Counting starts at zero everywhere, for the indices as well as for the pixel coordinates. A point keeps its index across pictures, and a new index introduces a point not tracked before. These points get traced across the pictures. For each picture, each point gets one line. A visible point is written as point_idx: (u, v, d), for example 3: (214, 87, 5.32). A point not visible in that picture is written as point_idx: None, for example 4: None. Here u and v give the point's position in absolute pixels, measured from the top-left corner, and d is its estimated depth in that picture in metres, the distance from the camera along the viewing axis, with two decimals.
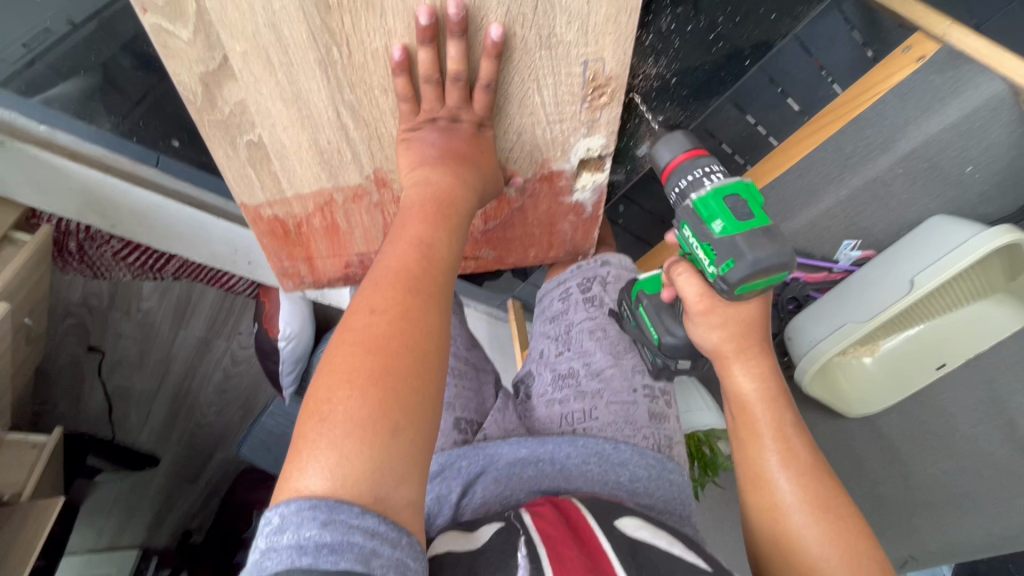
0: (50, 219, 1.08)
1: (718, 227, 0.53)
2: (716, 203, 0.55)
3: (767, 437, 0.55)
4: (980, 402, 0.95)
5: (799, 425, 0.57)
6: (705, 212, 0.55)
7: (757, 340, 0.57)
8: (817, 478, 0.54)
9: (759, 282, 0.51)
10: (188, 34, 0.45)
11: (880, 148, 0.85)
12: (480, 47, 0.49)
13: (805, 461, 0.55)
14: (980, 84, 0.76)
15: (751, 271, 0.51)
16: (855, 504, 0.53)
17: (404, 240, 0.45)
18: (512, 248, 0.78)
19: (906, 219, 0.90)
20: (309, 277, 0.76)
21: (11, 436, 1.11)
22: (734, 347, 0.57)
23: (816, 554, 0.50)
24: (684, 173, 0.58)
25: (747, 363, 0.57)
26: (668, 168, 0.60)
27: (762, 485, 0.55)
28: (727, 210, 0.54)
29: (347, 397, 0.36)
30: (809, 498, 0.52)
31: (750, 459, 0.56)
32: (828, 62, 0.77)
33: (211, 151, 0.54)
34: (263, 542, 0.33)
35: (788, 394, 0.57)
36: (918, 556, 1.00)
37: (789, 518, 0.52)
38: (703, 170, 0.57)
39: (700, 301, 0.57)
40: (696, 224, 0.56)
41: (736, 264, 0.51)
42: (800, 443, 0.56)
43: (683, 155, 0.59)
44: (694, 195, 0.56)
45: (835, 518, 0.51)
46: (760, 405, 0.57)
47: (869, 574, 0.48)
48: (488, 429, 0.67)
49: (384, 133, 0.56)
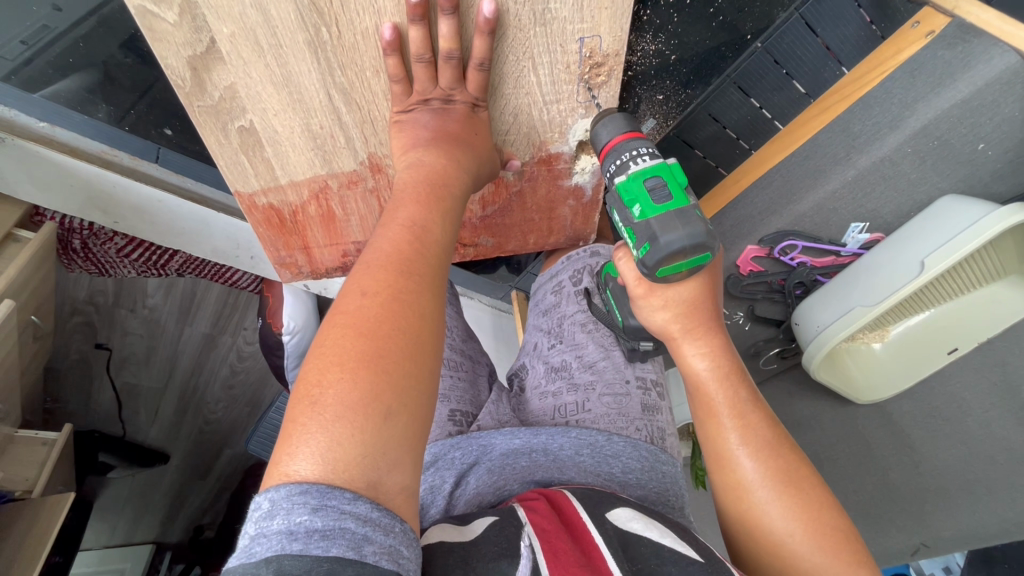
0: (52, 216, 1.09)
1: (636, 211, 0.52)
2: (634, 185, 0.52)
3: (725, 416, 0.54)
4: (993, 387, 0.92)
5: (754, 398, 0.55)
6: (625, 195, 0.53)
7: (706, 317, 0.56)
8: (777, 452, 0.52)
9: (679, 263, 0.51)
10: (174, 16, 0.44)
11: (888, 128, 0.82)
12: (472, 24, 0.48)
13: (765, 435, 0.53)
14: (992, 58, 0.72)
15: (667, 253, 0.50)
16: (816, 473, 0.52)
17: (396, 221, 0.44)
18: (512, 234, 0.77)
19: (914, 201, 0.87)
20: (307, 267, 0.75)
21: (22, 433, 1.12)
22: (682, 328, 0.56)
23: (781, 530, 0.49)
24: (616, 155, 0.54)
25: (698, 342, 0.56)
26: (604, 150, 0.56)
27: (725, 466, 0.53)
28: (646, 192, 0.52)
29: (337, 380, 0.36)
30: (771, 474, 0.51)
31: (711, 439, 0.55)
32: (833, 41, 0.78)
33: (203, 139, 0.53)
34: (253, 528, 0.32)
35: (742, 365, 0.56)
36: (931, 543, 0.98)
37: (754, 497, 0.51)
38: (633, 152, 0.53)
39: (639, 285, 0.56)
40: (620, 207, 0.54)
41: (652, 248, 0.50)
42: (758, 417, 0.54)
43: (619, 138, 0.55)
44: (616, 177, 0.54)
45: (799, 490, 0.50)
46: (715, 384, 0.55)
47: (833, 543, 0.47)
48: (482, 420, 0.66)
49: (377, 117, 0.55)
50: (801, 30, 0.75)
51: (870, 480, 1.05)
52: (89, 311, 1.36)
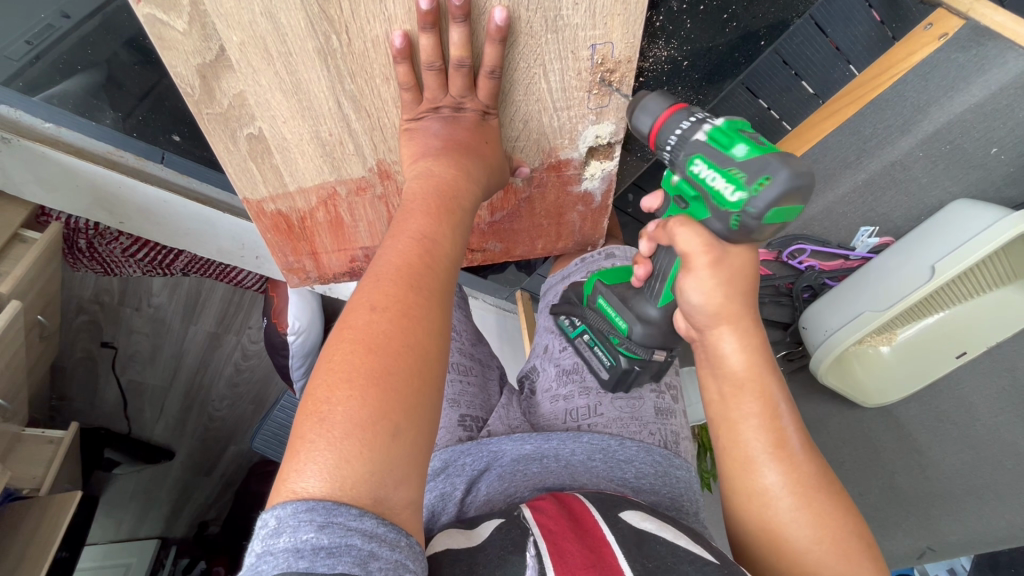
0: (58, 216, 1.09)
1: (740, 151, 0.48)
2: (731, 131, 0.50)
3: (755, 417, 0.52)
4: (1002, 391, 0.92)
5: (785, 399, 0.53)
6: (722, 139, 0.49)
7: (749, 304, 0.53)
8: (804, 457, 0.51)
9: (793, 203, 0.46)
10: (184, 24, 0.43)
11: (899, 131, 0.81)
12: (482, 32, 0.47)
13: (793, 439, 0.52)
14: (1006, 62, 0.71)
15: (787, 186, 0.45)
16: (838, 479, 0.51)
17: (406, 234, 0.43)
18: (519, 239, 0.77)
19: (924, 205, 0.86)
20: (314, 272, 0.75)
21: (29, 432, 1.12)
22: (721, 313, 0.52)
23: (803, 538, 0.48)
24: (679, 119, 0.52)
25: (739, 331, 0.53)
26: (657, 120, 0.53)
27: (750, 470, 0.51)
28: (745, 138, 0.49)
29: (346, 398, 0.35)
30: (798, 481, 0.50)
31: (736, 440, 0.53)
32: (843, 41, 0.76)
33: (211, 146, 0.53)
34: (258, 545, 0.32)
35: (775, 364, 0.54)
36: (938, 546, 0.97)
37: (778, 504, 0.50)
38: (700, 116, 0.52)
39: (709, 250, 0.51)
40: (711, 156, 0.50)
41: (772, 178, 0.45)
42: (786, 420, 0.52)
43: (673, 106, 0.54)
44: (704, 128, 0.51)
45: (824, 500, 0.49)
46: (748, 382, 0.53)
47: (854, 553, 0.47)
48: (493, 425, 0.66)
49: (387, 124, 0.54)
50: (812, 30, 0.75)
51: (875, 483, 1.05)
52: (94, 309, 1.35)
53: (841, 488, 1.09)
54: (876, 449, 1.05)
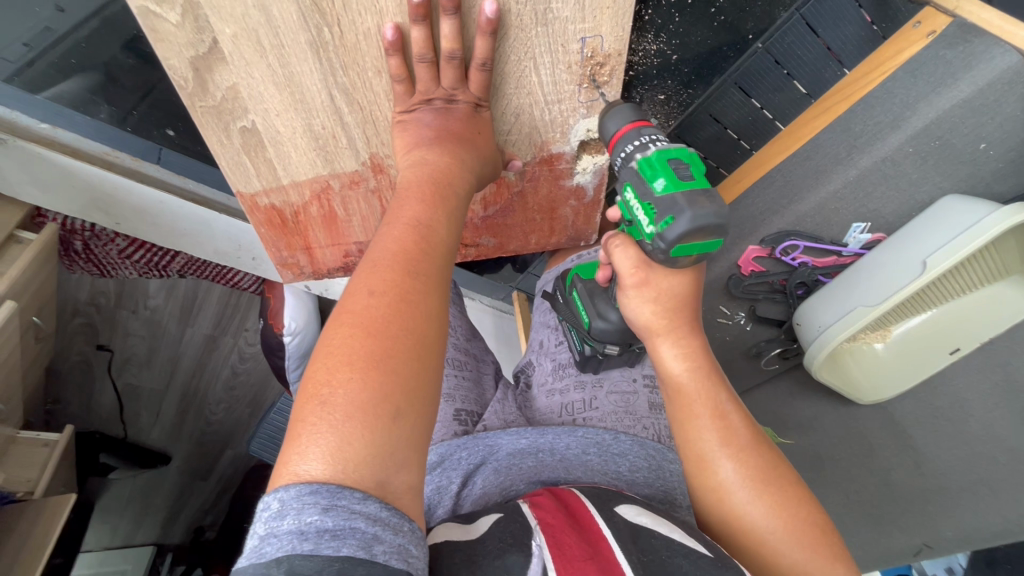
0: (54, 218, 1.09)
1: (659, 185, 0.49)
2: (658, 161, 0.50)
3: (704, 416, 0.53)
4: (995, 387, 0.92)
5: (731, 400, 0.55)
6: (647, 171, 0.51)
7: (684, 317, 0.56)
8: (755, 451, 0.53)
9: (699, 241, 0.48)
10: (176, 17, 0.44)
11: (890, 127, 0.82)
12: (474, 24, 0.48)
13: (743, 435, 0.53)
14: (992, 58, 0.72)
15: (688, 228, 0.47)
16: (791, 470, 0.53)
17: (400, 220, 0.44)
18: (512, 235, 0.77)
19: (916, 201, 0.86)
20: (308, 267, 0.75)
21: (24, 434, 1.11)
22: (664, 324, 0.55)
23: (762, 529, 0.49)
24: (630, 139, 0.53)
25: (677, 341, 0.55)
26: (614, 138, 0.55)
27: (704, 467, 0.52)
28: (671, 170, 0.50)
29: (347, 380, 0.36)
30: (750, 474, 0.51)
31: (688, 440, 0.54)
32: (834, 42, 0.78)
33: (205, 139, 0.54)
34: (262, 528, 0.32)
35: (719, 366, 0.56)
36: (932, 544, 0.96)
37: (734, 497, 0.51)
38: (649, 138, 0.52)
39: (635, 274, 0.54)
40: (638, 186, 0.51)
41: (676, 219, 0.47)
42: (735, 416, 0.54)
43: (629, 124, 0.54)
44: (638, 157, 0.51)
45: (776, 490, 0.51)
46: (693, 385, 0.55)
47: (812, 539, 0.49)
48: (488, 420, 0.66)
49: (379, 117, 0.55)
50: (802, 29, 0.76)
51: (872, 481, 1.05)
52: (91, 312, 1.35)
53: (837, 486, 1.09)
54: (873, 446, 1.05)
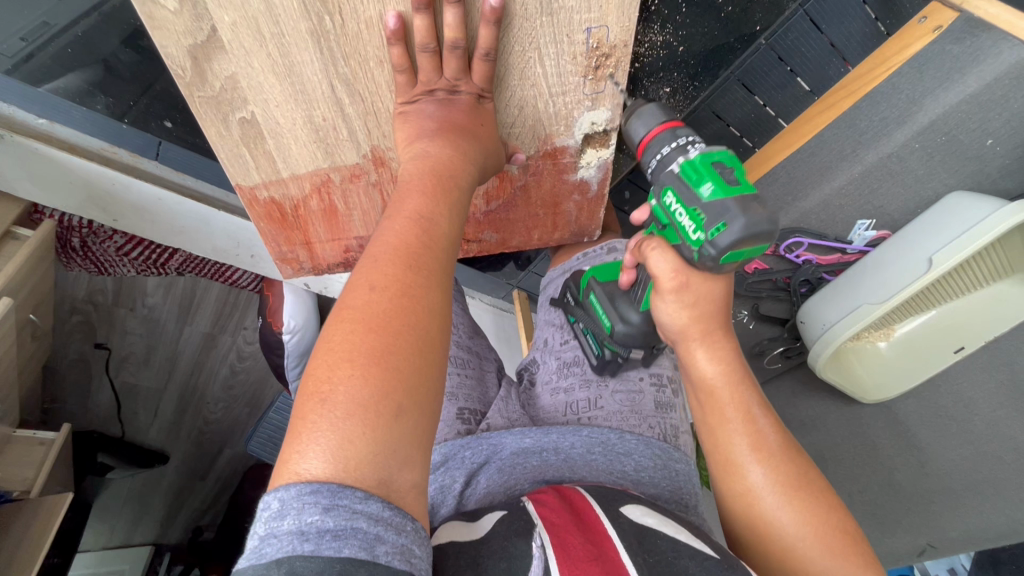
0: (51, 214, 1.08)
1: (706, 190, 0.49)
2: (703, 166, 0.50)
3: (735, 420, 0.53)
4: (1001, 386, 0.91)
5: (761, 403, 0.54)
6: (693, 175, 0.50)
7: (719, 322, 0.55)
8: (787, 457, 0.51)
9: (748, 248, 0.47)
10: (174, 4, 0.43)
11: (895, 123, 0.80)
12: (477, 13, 0.47)
13: (773, 440, 0.52)
14: (1001, 52, 0.71)
15: (741, 235, 0.46)
16: (823, 478, 0.51)
17: (402, 213, 0.43)
18: (515, 230, 0.76)
19: (922, 197, 0.85)
20: (308, 262, 0.74)
21: (20, 433, 1.10)
22: (699, 330, 0.55)
23: (792, 535, 0.48)
24: (664, 142, 0.54)
25: (712, 346, 0.55)
26: (644, 142, 0.55)
27: (734, 472, 0.52)
28: (716, 173, 0.49)
29: (348, 377, 0.35)
30: (781, 479, 0.50)
31: (719, 444, 0.53)
32: (838, 38, 0.79)
33: (203, 130, 0.53)
34: (262, 528, 0.31)
35: (752, 371, 0.55)
36: (938, 544, 0.98)
37: (763, 503, 0.50)
38: (687, 139, 0.53)
39: (672, 278, 0.54)
40: (682, 190, 0.51)
41: (728, 226, 0.46)
42: (766, 420, 0.53)
43: (662, 126, 0.55)
44: (679, 160, 0.52)
45: (807, 496, 0.49)
46: (726, 389, 0.54)
47: (843, 546, 0.47)
48: (491, 419, 0.65)
49: (381, 108, 0.54)
50: (805, 26, 0.75)
51: (875, 481, 1.05)
52: (88, 309, 1.35)
53: (840, 486, 1.08)
54: (876, 446, 1.04)
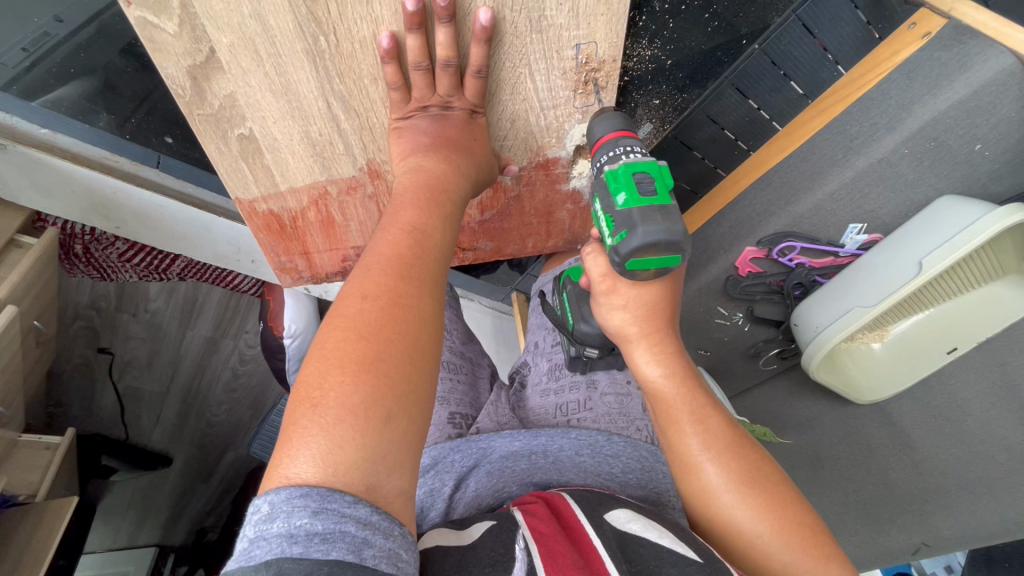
0: (54, 222, 1.09)
1: (620, 200, 0.50)
2: (623, 175, 0.51)
3: (685, 420, 0.54)
4: (993, 386, 0.91)
5: (711, 402, 0.56)
6: (613, 184, 0.51)
7: (660, 321, 0.58)
8: (738, 453, 0.53)
9: (649, 257, 0.49)
10: (174, 27, 0.44)
11: (885, 129, 0.81)
12: (469, 32, 0.48)
13: (726, 438, 0.53)
14: (988, 59, 0.71)
15: (640, 245, 0.48)
16: (778, 471, 0.53)
17: (396, 225, 0.44)
18: (510, 238, 0.78)
19: (912, 201, 0.86)
20: (307, 271, 0.76)
21: (25, 438, 1.12)
22: (638, 330, 0.57)
23: (751, 532, 0.49)
24: (605, 150, 0.54)
25: (653, 346, 0.57)
26: (596, 144, 0.55)
27: (689, 472, 0.53)
28: (633, 184, 0.50)
29: (339, 383, 0.36)
30: (735, 476, 0.51)
31: (672, 445, 0.55)
32: (830, 41, 0.79)
33: (203, 147, 0.54)
34: (252, 531, 0.32)
35: (695, 368, 0.57)
36: (931, 543, 0.99)
37: (720, 501, 0.51)
38: (624, 149, 0.52)
39: (603, 281, 0.58)
40: (604, 197, 0.52)
41: (630, 235, 0.48)
42: (716, 419, 0.55)
43: (612, 133, 0.54)
44: (606, 168, 0.52)
45: (762, 491, 0.50)
46: (670, 388, 0.56)
47: (803, 541, 0.48)
48: (482, 422, 0.66)
49: (376, 123, 0.55)
50: (800, 31, 0.77)
51: (870, 480, 1.06)
52: (91, 315, 1.35)
53: (836, 486, 1.09)
54: (871, 445, 1.05)
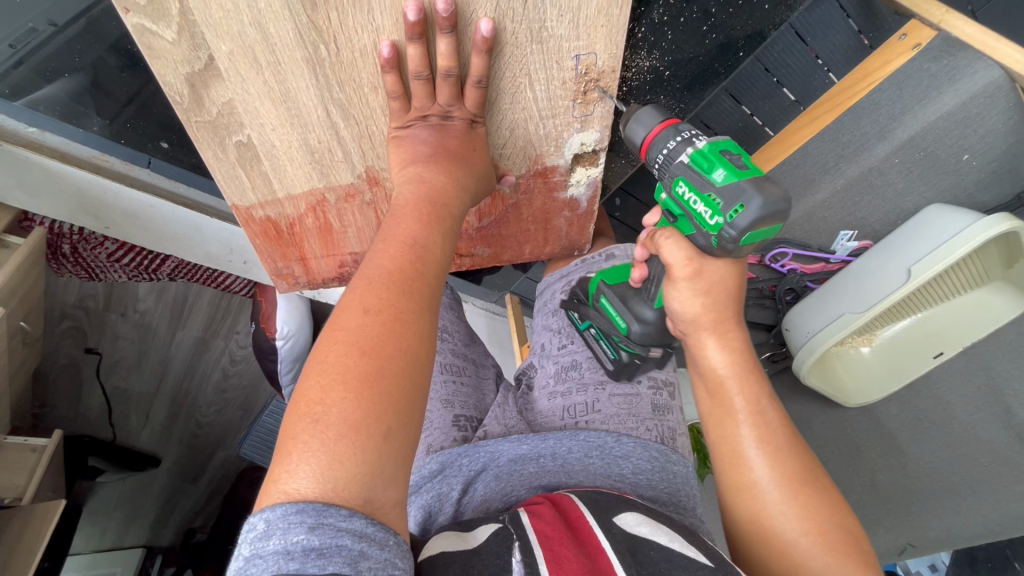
0: (42, 221, 1.07)
1: (719, 175, 0.52)
2: (712, 154, 0.53)
3: (743, 413, 0.55)
4: (978, 390, 0.94)
5: (773, 402, 0.56)
6: (703, 163, 0.53)
7: (733, 312, 0.56)
8: (791, 452, 0.53)
9: (766, 227, 0.50)
10: (172, 34, 0.44)
11: (876, 138, 0.84)
12: (469, 43, 0.49)
13: (780, 437, 0.54)
14: (976, 71, 0.75)
15: (759, 213, 0.49)
16: (827, 477, 0.53)
17: (395, 239, 0.44)
18: (507, 244, 0.78)
19: (901, 210, 0.88)
20: (303, 277, 0.75)
21: (11, 440, 1.10)
22: (711, 321, 0.56)
23: (793, 530, 0.50)
24: (668, 137, 0.56)
25: (722, 336, 0.56)
26: (648, 141, 0.58)
27: (738, 464, 0.54)
28: (725, 160, 0.53)
29: (341, 400, 0.36)
30: (786, 474, 0.52)
31: (725, 435, 0.55)
32: (823, 50, 0.81)
33: (199, 153, 0.54)
34: (247, 549, 0.32)
35: (761, 368, 0.56)
36: (916, 543, 1.00)
37: (767, 497, 0.52)
38: (691, 134, 0.55)
39: (688, 265, 0.56)
40: (694, 179, 0.54)
41: (747, 205, 0.50)
42: (775, 418, 0.55)
43: (661, 124, 0.57)
44: (688, 151, 0.55)
45: (810, 493, 0.51)
46: (733, 381, 0.56)
47: (844, 546, 0.49)
48: (488, 426, 0.66)
49: (375, 131, 0.55)
50: (791, 38, 0.78)
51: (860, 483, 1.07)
52: (79, 315, 1.34)
53: None
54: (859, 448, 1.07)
